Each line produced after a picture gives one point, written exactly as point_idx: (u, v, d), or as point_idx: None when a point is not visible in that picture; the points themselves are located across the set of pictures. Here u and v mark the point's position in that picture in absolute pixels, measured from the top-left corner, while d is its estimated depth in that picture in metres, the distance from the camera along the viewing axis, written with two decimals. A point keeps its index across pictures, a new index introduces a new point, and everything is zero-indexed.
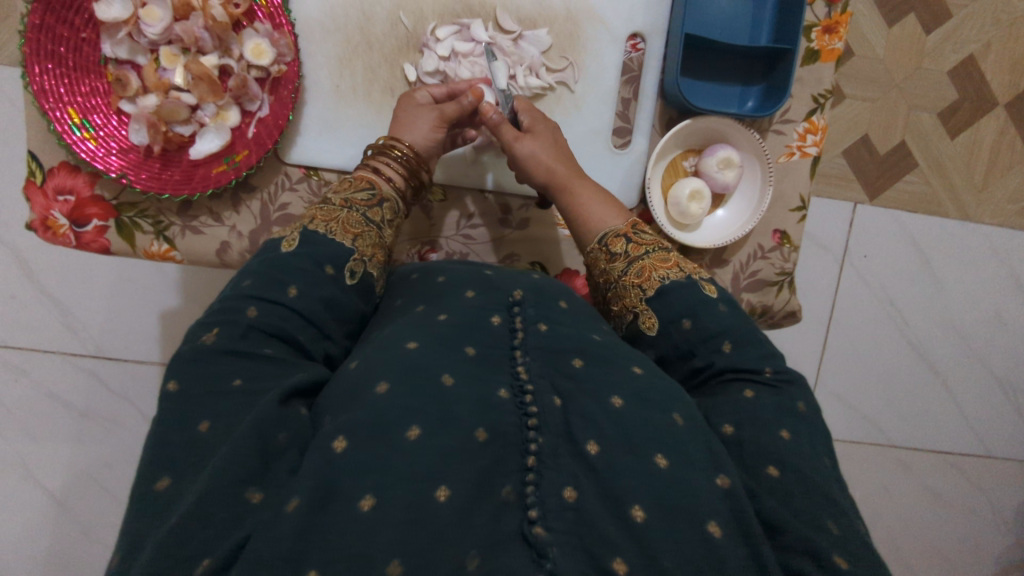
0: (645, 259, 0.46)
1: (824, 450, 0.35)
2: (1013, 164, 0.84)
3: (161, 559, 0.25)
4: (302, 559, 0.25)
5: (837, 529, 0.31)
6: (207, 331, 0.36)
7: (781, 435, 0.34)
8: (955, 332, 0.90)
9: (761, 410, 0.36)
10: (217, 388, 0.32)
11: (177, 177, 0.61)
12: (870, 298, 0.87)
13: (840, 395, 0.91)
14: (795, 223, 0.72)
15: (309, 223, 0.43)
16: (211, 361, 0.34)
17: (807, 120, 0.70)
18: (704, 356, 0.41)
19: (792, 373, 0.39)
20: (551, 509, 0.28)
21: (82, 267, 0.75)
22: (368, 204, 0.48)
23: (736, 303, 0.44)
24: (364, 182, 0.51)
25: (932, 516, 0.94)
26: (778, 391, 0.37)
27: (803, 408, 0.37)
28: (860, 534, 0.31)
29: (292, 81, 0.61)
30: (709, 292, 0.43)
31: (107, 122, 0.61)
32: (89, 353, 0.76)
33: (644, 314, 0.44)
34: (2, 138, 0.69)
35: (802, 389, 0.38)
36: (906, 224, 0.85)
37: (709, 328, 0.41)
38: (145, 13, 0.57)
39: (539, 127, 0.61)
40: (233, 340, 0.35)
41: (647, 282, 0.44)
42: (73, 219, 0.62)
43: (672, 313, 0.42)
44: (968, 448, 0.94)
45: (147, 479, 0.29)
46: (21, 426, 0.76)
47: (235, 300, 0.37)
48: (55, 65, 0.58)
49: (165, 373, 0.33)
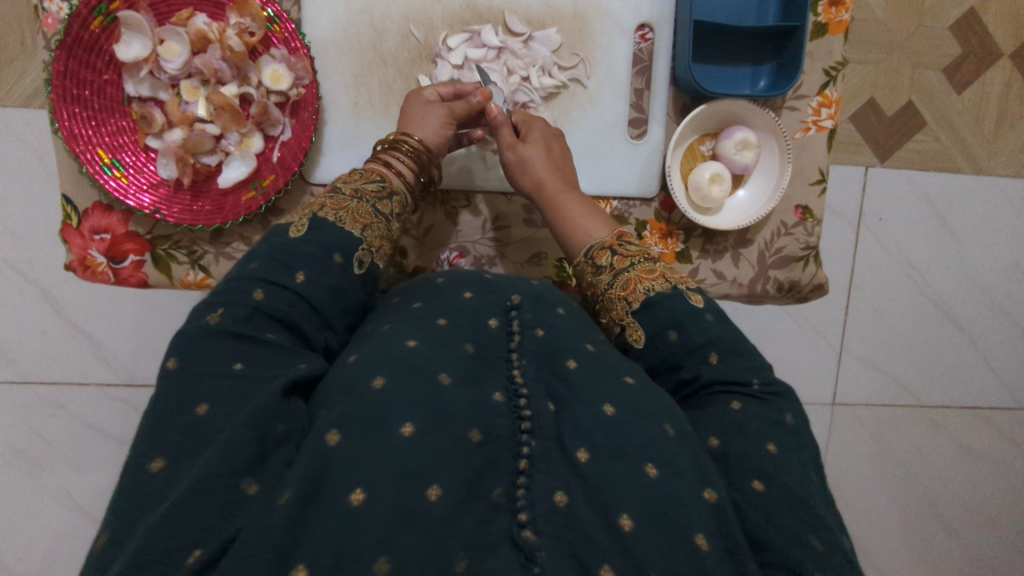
0: (631, 271, 0.45)
1: (812, 465, 0.36)
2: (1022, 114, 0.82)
3: (149, 547, 0.25)
4: (292, 554, 0.25)
5: (820, 546, 0.31)
6: (213, 310, 0.36)
7: (769, 448, 0.35)
8: (978, 287, 0.87)
9: (748, 422, 0.36)
10: (217, 368, 0.33)
11: (208, 207, 0.63)
12: (889, 261, 0.85)
13: (870, 360, 0.88)
14: (817, 196, 0.71)
15: (320, 210, 0.44)
16: (211, 342, 0.34)
17: (820, 94, 0.69)
18: (692, 368, 0.41)
19: (780, 386, 0.40)
20: (541, 512, 0.28)
21: (108, 300, 0.76)
22: (378, 195, 0.48)
23: (721, 312, 0.43)
24: (375, 174, 0.51)
25: (966, 472, 0.92)
26: (766, 404, 0.38)
27: (791, 421, 0.37)
28: (844, 549, 0.32)
29: (312, 103, 0.62)
30: (695, 302, 0.42)
31: (136, 160, 0.62)
32: (122, 382, 0.78)
33: (631, 327, 0.44)
34: (33, 181, 0.72)
35: (790, 401, 0.39)
36: (919, 184, 0.83)
37: (695, 339, 0.41)
38: (164, 50, 0.59)
39: (534, 134, 0.61)
40: (238, 321, 0.35)
41: (633, 294, 0.44)
42: (110, 256, 0.64)
43: (658, 325, 0.42)
44: (999, 402, 0.91)
45: (141, 460, 0.29)
46: (68, 460, 0.78)
47: (240, 281, 0.38)
48: (81, 108, 0.60)
49: (166, 351, 0.33)
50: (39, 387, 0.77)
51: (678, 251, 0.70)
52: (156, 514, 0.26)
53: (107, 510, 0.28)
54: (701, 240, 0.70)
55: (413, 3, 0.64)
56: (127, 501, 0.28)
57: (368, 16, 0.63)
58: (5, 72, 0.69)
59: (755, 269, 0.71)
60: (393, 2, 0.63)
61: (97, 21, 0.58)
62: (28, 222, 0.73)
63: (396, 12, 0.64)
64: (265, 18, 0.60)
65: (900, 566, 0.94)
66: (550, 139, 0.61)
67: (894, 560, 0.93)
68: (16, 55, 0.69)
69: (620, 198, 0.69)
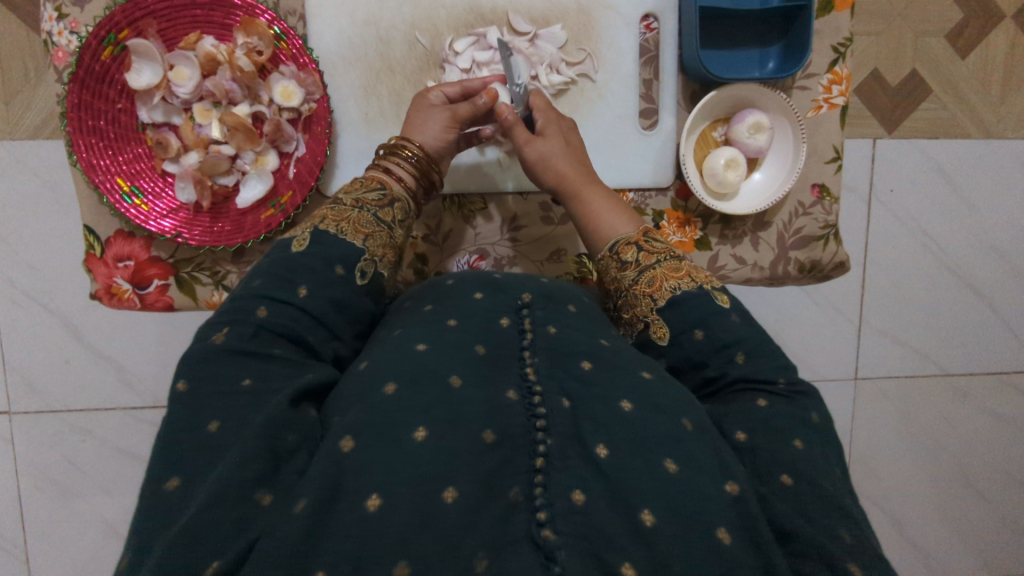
0: (656, 268, 0.45)
1: (837, 460, 0.35)
2: None
3: (171, 560, 0.26)
4: (311, 561, 0.26)
5: (851, 537, 0.30)
6: (218, 330, 0.36)
7: (795, 444, 0.34)
8: (997, 253, 0.85)
9: (774, 418, 0.35)
10: (227, 386, 0.33)
11: (228, 227, 0.64)
12: (905, 233, 0.83)
13: (890, 333, 0.86)
14: (832, 174, 0.69)
15: (320, 223, 0.44)
16: (219, 361, 0.34)
17: (830, 72, 0.68)
18: (717, 367, 0.40)
19: (806, 385, 0.38)
20: (559, 511, 0.28)
21: (129, 325, 0.78)
22: (379, 204, 0.48)
23: (748, 312, 0.42)
24: (376, 182, 0.51)
25: (997, 443, 0.90)
26: (792, 402, 0.37)
27: (817, 419, 0.36)
28: (872, 541, 0.31)
29: (324, 118, 0.62)
30: (722, 302, 0.42)
31: (154, 186, 0.63)
32: (147, 405, 0.80)
33: (655, 323, 0.43)
34: (53, 213, 0.74)
35: (816, 400, 0.38)
36: (929, 153, 0.81)
37: (722, 338, 0.40)
38: (174, 75, 0.60)
39: (551, 130, 0.60)
40: (244, 339, 0.36)
41: (659, 291, 0.44)
42: (135, 282, 0.65)
43: (684, 322, 0.42)
44: None
45: (158, 478, 0.30)
46: (101, 485, 0.80)
47: (245, 300, 0.38)
48: (97, 138, 0.61)
49: (176, 373, 0.34)
50: (68, 415, 0.78)
51: (697, 239, 0.69)
52: (176, 527, 0.27)
53: (131, 528, 0.29)
54: (719, 227, 0.69)
55: (417, 11, 0.64)
56: (146, 515, 0.28)
57: (374, 27, 0.64)
58: (13, 106, 0.73)
59: (775, 251, 0.70)
60: (397, 10, 0.63)
61: (107, 51, 0.59)
62: (48, 253, 0.75)
63: (401, 20, 0.64)
64: (272, 36, 0.60)
65: (936, 540, 0.91)
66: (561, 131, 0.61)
67: (928, 533, 0.91)
68: (21, 87, 0.73)
69: (636, 189, 0.69)
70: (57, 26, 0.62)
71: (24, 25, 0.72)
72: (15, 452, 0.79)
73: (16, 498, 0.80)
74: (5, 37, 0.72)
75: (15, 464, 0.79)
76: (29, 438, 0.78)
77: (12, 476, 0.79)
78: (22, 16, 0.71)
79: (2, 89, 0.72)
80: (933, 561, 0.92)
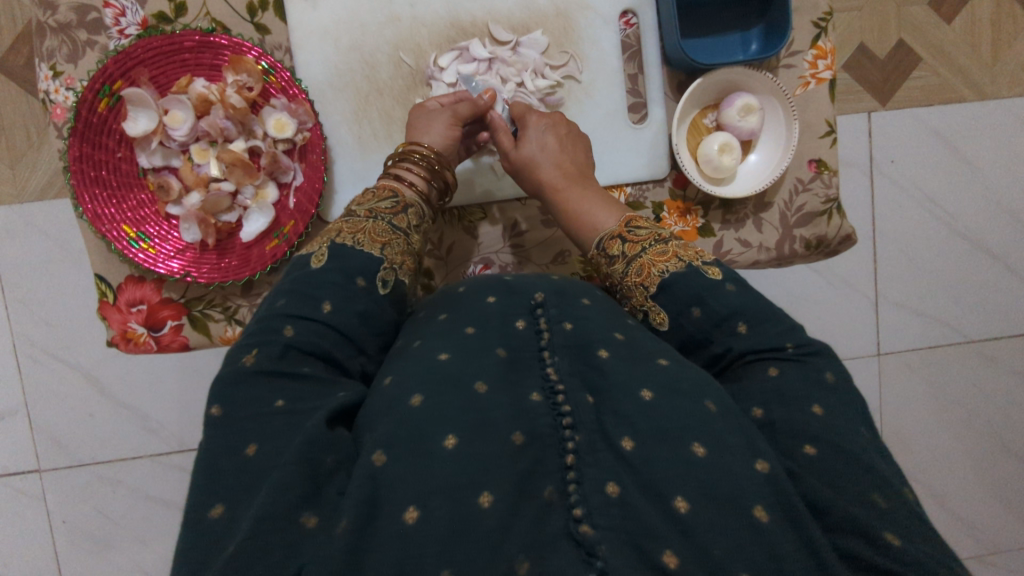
0: (644, 256, 0.45)
1: (862, 423, 0.35)
2: (1018, 32, 0.80)
3: None
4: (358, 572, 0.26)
5: (885, 502, 0.30)
6: (248, 353, 0.37)
7: (814, 410, 0.34)
8: (1004, 209, 0.85)
9: (787, 387, 0.35)
10: (260, 408, 0.34)
11: (235, 262, 0.64)
12: (910, 201, 0.83)
13: (907, 304, 0.86)
14: (828, 148, 0.69)
15: (337, 237, 0.44)
16: (251, 385, 0.35)
17: (814, 47, 0.68)
18: (722, 342, 0.40)
19: (815, 344, 0.38)
20: (595, 506, 0.29)
21: (150, 371, 0.79)
22: (392, 211, 0.49)
23: (743, 280, 0.42)
24: (387, 191, 0.52)
25: None
26: (804, 365, 0.37)
27: (832, 378, 0.36)
28: (909, 505, 0.31)
29: (318, 145, 0.63)
30: (713, 275, 0.42)
31: (159, 229, 0.64)
32: (175, 450, 0.80)
33: (653, 311, 0.44)
34: (65, 270, 0.76)
35: (829, 358, 0.38)
36: (924, 119, 0.81)
37: (719, 312, 0.40)
38: (169, 119, 0.61)
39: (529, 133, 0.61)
40: (273, 360, 0.36)
41: (648, 278, 0.44)
42: (149, 325, 0.65)
43: (680, 304, 0.42)
44: None
45: (202, 508, 0.30)
46: (136, 536, 0.81)
47: (272, 321, 0.39)
48: (101, 189, 0.62)
49: (209, 399, 0.35)
50: (97, 468, 0.79)
51: (700, 226, 0.69)
52: (224, 555, 0.28)
53: (176, 559, 0.29)
54: (720, 212, 0.69)
55: (400, 31, 0.65)
56: (195, 547, 0.29)
57: (359, 52, 0.64)
58: (19, 170, 0.74)
59: (779, 230, 0.70)
60: (380, 33, 0.64)
61: (103, 103, 0.60)
62: (65, 309, 0.76)
63: (384, 42, 0.65)
64: (260, 71, 0.61)
65: (978, 508, 0.90)
66: (545, 134, 0.61)
67: (969, 501, 0.90)
68: (24, 151, 0.74)
69: (633, 183, 0.69)
70: (52, 84, 0.63)
71: (23, 90, 0.74)
72: (49, 511, 0.79)
73: (54, 555, 0.80)
74: (5, 103, 0.73)
75: (49, 523, 0.79)
76: (60, 493, 0.79)
77: (48, 535, 0.80)
78: (21, 82, 0.73)
79: (6, 154, 0.74)
80: (978, 529, 0.91)
